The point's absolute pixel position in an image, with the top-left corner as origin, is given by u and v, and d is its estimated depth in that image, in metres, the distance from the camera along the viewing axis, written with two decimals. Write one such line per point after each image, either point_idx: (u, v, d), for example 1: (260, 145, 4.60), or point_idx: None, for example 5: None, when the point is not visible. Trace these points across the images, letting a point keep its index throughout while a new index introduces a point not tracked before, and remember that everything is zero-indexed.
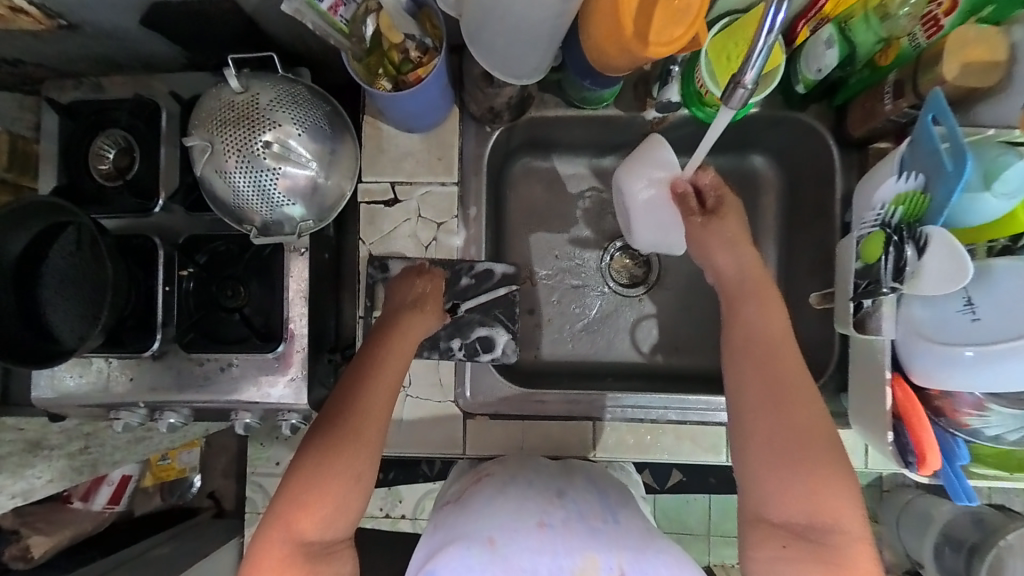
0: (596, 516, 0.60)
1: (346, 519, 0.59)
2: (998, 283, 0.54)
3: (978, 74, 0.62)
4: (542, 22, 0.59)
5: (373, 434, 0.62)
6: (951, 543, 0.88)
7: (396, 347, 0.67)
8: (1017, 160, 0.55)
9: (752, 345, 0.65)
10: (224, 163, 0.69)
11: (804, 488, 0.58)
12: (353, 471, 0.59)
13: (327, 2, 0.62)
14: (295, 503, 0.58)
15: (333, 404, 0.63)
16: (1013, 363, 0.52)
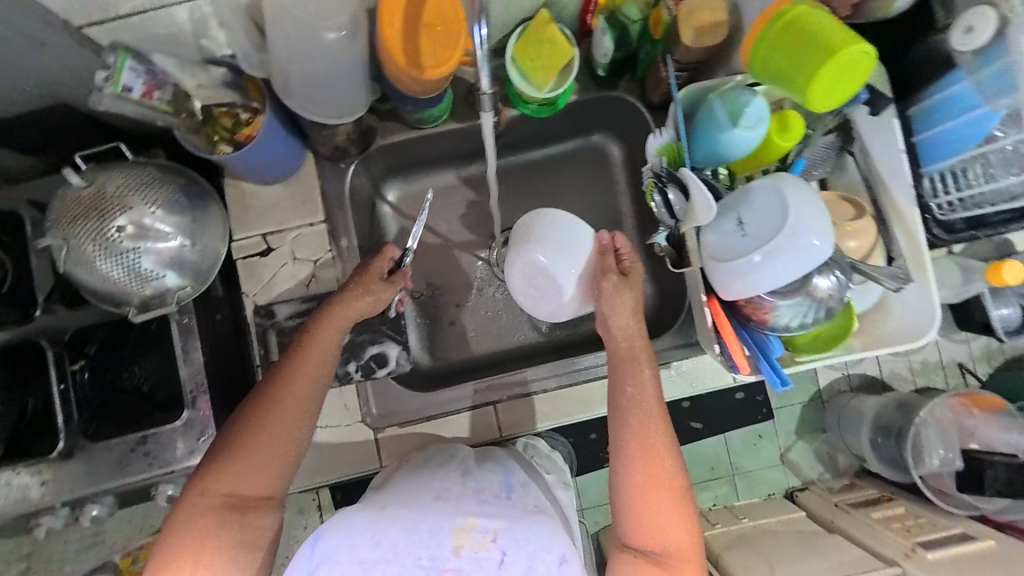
0: (492, 491, 0.65)
1: (268, 481, 0.64)
2: (757, 201, 0.62)
3: (710, 36, 0.71)
4: (339, 63, 0.66)
5: (307, 392, 0.67)
6: (882, 432, 0.96)
7: (332, 321, 0.72)
8: (752, 98, 0.66)
9: (627, 389, 0.69)
10: (85, 255, 0.73)
11: (652, 505, 0.64)
12: (280, 440, 0.65)
13: (136, 91, 0.65)
14: (222, 460, 0.63)
15: (269, 379, 0.68)
16: (775, 263, 0.60)
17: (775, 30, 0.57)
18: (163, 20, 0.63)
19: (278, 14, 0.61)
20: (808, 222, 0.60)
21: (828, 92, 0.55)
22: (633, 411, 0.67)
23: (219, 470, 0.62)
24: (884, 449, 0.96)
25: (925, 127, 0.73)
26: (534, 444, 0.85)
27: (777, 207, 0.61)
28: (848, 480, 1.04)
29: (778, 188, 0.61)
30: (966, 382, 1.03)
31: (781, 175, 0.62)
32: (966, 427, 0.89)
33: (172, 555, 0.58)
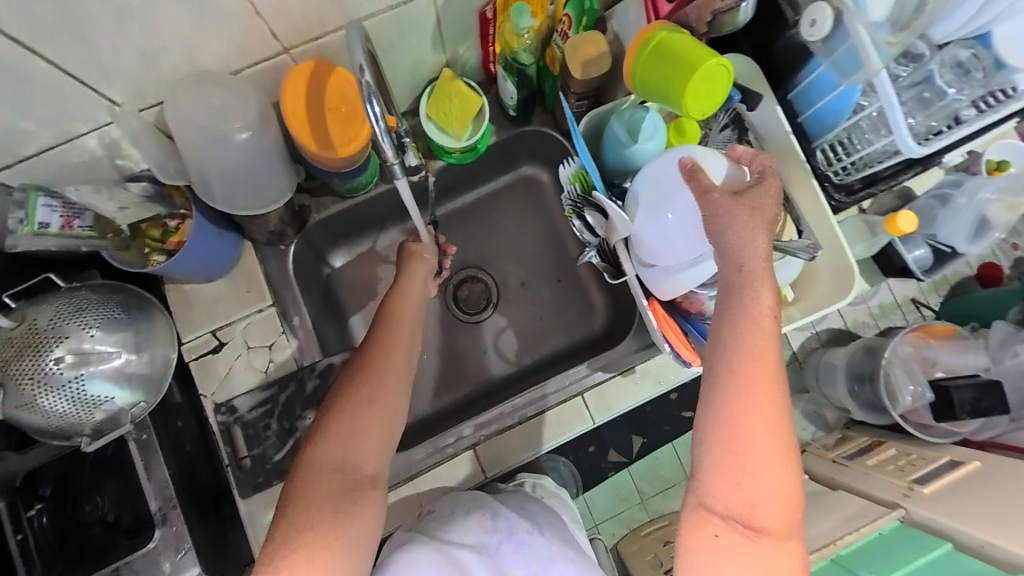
0: (523, 526, 0.69)
1: (376, 455, 0.62)
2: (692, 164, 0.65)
3: (597, 65, 0.76)
4: (251, 158, 0.68)
5: (393, 373, 0.65)
6: (858, 380, 0.99)
7: (405, 304, 0.73)
8: (646, 114, 0.71)
9: (744, 318, 0.55)
10: (25, 395, 0.71)
11: (743, 477, 0.54)
12: (387, 408, 0.63)
13: (54, 224, 0.66)
14: (324, 438, 0.61)
15: (362, 349, 0.67)
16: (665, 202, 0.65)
17: (645, 54, 0.62)
18: (75, 150, 0.66)
19: (182, 126, 0.63)
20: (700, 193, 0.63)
21: (702, 100, 0.60)
22: (738, 361, 0.55)
23: (323, 444, 0.60)
24: (862, 395, 0.99)
25: (805, 105, 0.78)
26: (543, 483, 0.81)
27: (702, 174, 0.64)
28: (840, 434, 1.05)
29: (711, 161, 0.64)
30: (923, 316, 1.07)
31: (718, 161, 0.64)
32: (926, 358, 0.97)
33: (292, 551, 0.55)
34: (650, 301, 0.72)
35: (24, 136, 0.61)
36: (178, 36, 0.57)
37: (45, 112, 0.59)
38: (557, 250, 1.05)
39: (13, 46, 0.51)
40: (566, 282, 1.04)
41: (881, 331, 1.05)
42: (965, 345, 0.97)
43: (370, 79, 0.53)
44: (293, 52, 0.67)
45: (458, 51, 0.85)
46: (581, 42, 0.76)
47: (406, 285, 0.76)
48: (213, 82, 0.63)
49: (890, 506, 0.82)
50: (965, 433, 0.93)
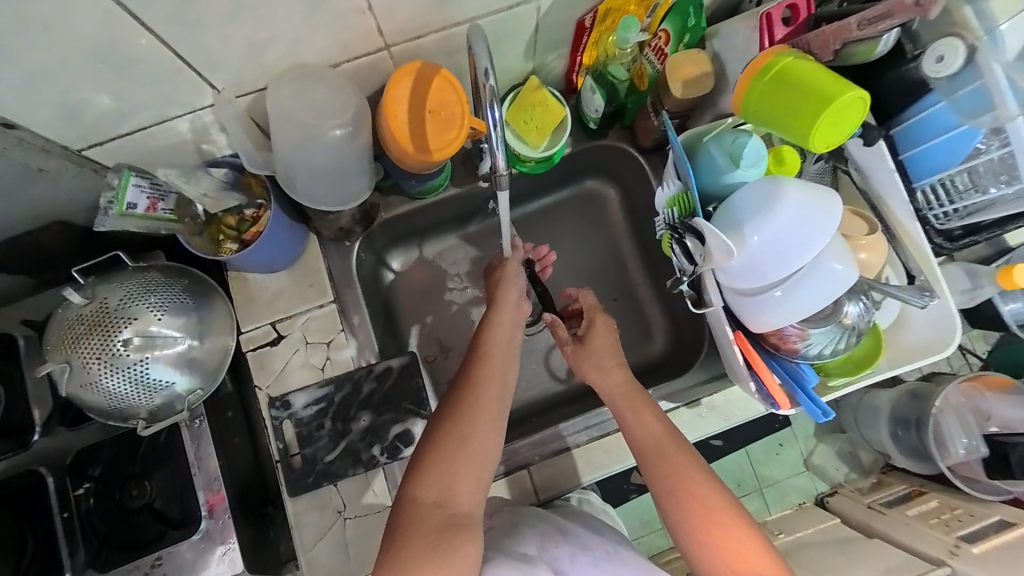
0: (596, 546, 0.68)
1: (472, 493, 0.59)
2: (796, 200, 0.59)
3: (696, 85, 0.74)
4: (344, 156, 0.67)
5: (490, 409, 0.63)
6: (902, 424, 0.98)
7: (498, 334, 0.71)
8: (749, 139, 0.68)
9: (625, 410, 0.71)
10: (89, 375, 0.70)
11: (717, 543, 0.62)
12: (483, 447, 0.61)
13: (141, 206, 0.65)
14: (424, 476, 0.59)
15: (455, 387, 0.66)
16: (769, 232, 0.60)
17: (764, 80, 0.59)
18: (165, 133, 0.64)
19: (280, 118, 0.62)
20: (802, 231, 0.59)
21: (829, 133, 0.57)
22: (642, 438, 0.68)
23: (425, 481, 0.59)
24: (905, 441, 0.97)
25: (910, 144, 0.74)
26: (590, 498, 0.82)
27: (809, 217, 0.59)
28: (876, 477, 1.05)
29: (819, 203, 0.60)
30: (971, 364, 1.04)
31: (823, 198, 0.60)
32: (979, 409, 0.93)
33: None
34: (736, 333, 0.68)
35: (119, 116, 0.59)
36: (288, 27, 0.56)
37: (146, 94, 0.57)
38: (617, 269, 1.02)
39: (130, 23, 0.49)
40: (623, 301, 1.00)
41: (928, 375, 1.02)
42: None
43: (494, 85, 0.51)
44: (393, 49, 0.65)
45: (546, 59, 0.82)
46: (682, 61, 0.74)
47: (501, 309, 0.73)
48: (314, 75, 0.62)
49: (935, 562, 0.78)
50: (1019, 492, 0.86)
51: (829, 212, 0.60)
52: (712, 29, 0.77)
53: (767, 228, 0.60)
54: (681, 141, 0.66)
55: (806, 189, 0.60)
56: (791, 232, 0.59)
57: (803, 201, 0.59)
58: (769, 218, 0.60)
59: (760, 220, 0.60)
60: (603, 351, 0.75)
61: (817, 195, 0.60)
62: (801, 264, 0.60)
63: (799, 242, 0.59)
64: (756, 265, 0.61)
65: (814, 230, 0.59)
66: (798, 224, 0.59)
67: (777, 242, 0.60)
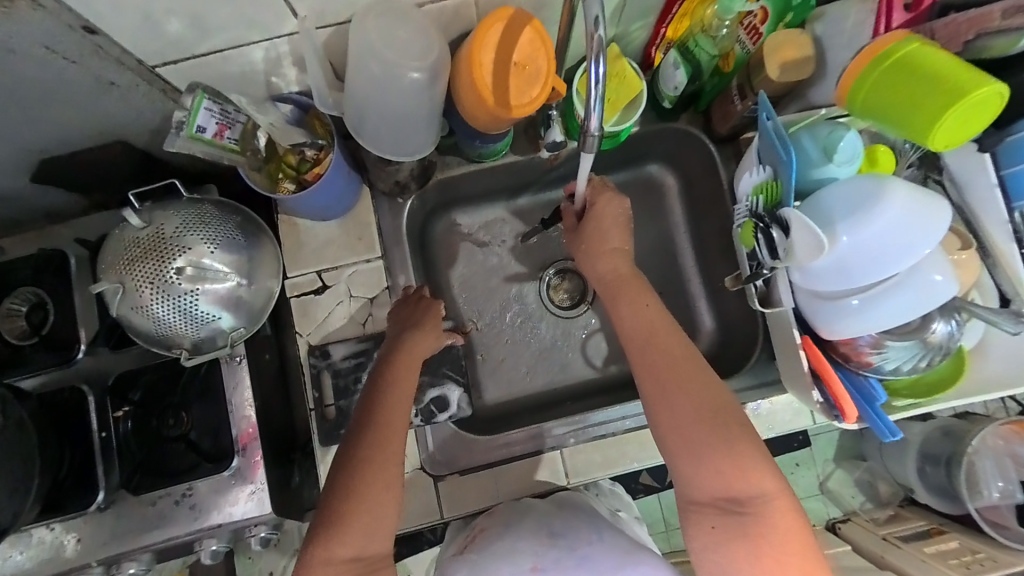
0: (583, 541, 0.67)
1: (386, 539, 0.64)
2: (902, 201, 0.55)
3: (794, 70, 0.69)
4: (419, 104, 0.64)
5: (392, 459, 0.65)
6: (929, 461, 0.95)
7: (402, 373, 0.72)
8: (847, 133, 0.63)
9: (628, 313, 0.72)
10: (140, 299, 0.70)
11: (705, 451, 0.62)
12: (380, 511, 0.64)
13: (210, 131, 0.64)
14: (334, 539, 0.62)
15: (357, 435, 0.67)
16: (870, 226, 0.55)
17: (884, 67, 0.55)
18: (239, 59, 0.62)
19: (361, 53, 0.59)
20: (904, 234, 0.55)
21: (951, 133, 0.52)
22: (643, 343, 0.69)
23: (337, 541, 0.61)
24: (932, 477, 0.94)
25: (1014, 159, 0.68)
26: (598, 483, 0.88)
27: (913, 221, 0.55)
28: (892, 511, 1.04)
29: (925, 208, 0.55)
30: None
31: (930, 203, 0.55)
32: None
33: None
34: (804, 339, 0.64)
35: (199, 34, 0.57)
36: None
37: (229, 14, 0.55)
38: (667, 261, 0.98)
39: None
40: (669, 296, 0.97)
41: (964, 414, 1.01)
42: None
43: (604, 35, 0.48)
44: None
45: (629, 28, 0.78)
46: (784, 40, 0.69)
47: (403, 350, 0.74)
48: (399, 13, 0.59)
49: None
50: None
51: (936, 221, 0.55)
52: (819, 10, 0.71)
53: (867, 222, 0.55)
54: (781, 121, 0.61)
55: (916, 193, 0.55)
56: (891, 237, 0.55)
57: (910, 201, 0.55)
58: (875, 215, 0.55)
59: (860, 211, 0.56)
60: (616, 275, 0.76)
61: (927, 200, 0.55)
62: (895, 272, 0.56)
63: (901, 244, 0.55)
64: (847, 261, 0.57)
65: (918, 234, 0.55)
66: (902, 224, 0.55)
67: (875, 241, 0.55)
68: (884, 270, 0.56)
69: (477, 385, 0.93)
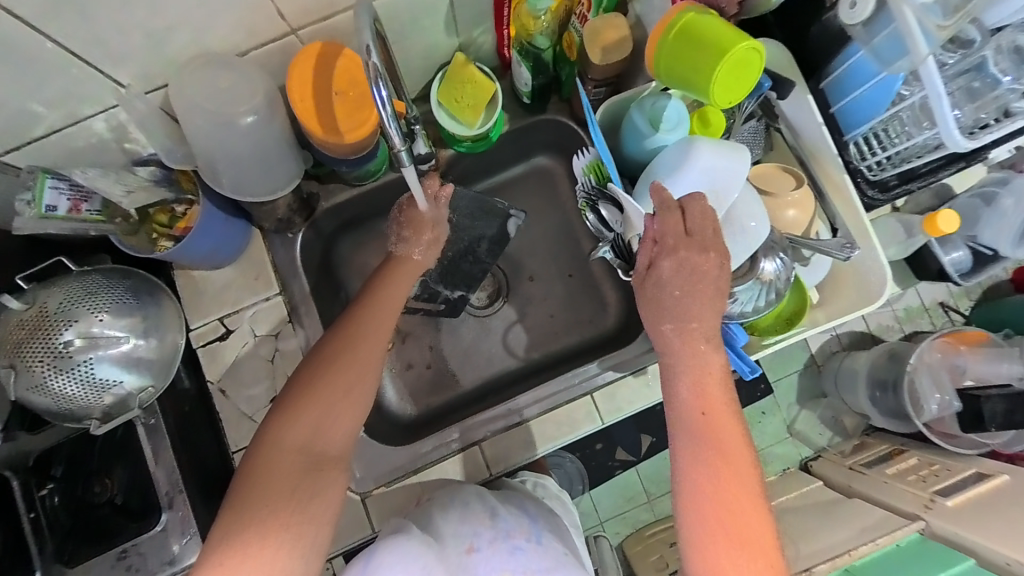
0: (520, 533, 0.70)
1: (342, 441, 0.66)
2: (702, 163, 0.59)
3: (617, 50, 0.73)
4: (263, 142, 0.67)
5: (364, 359, 0.68)
6: (878, 386, 0.98)
7: (390, 280, 0.76)
8: (669, 101, 0.67)
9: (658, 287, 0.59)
10: (36, 378, 0.72)
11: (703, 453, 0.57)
12: (336, 419, 0.65)
13: (62, 207, 0.66)
14: (288, 423, 0.64)
15: (334, 329, 0.70)
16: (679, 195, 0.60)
17: (669, 40, 0.58)
18: (83, 133, 0.65)
19: (188, 109, 0.62)
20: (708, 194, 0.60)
21: (730, 87, 0.57)
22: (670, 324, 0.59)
23: (290, 429, 0.64)
24: (884, 402, 0.98)
25: (839, 96, 0.72)
26: (545, 482, 0.82)
27: (715, 179, 0.59)
28: (859, 440, 1.05)
29: (723, 161, 0.59)
30: (952, 321, 1.05)
31: (725, 154, 0.59)
32: (954, 366, 0.93)
33: (252, 523, 0.60)
34: None
35: (32, 119, 0.60)
36: (186, 15, 0.55)
37: (51, 94, 0.58)
38: (571, 245, 1.02)
39: (18, 26, 0.50)
40: (577, 277, 1.01)
41: (905, 335, 1.05)
42: (997, 353, 0.92)
43: (378, 62, 0.51)
44: (300, 32, 0.64)
45: (472, 34, 0.82)
46: (602, 26, 0.73)
47: (384, 289, 0.75)
48: (219, 63, 0.62)
49: (910, 517, 0.83)
50: (994, 445, 0.91)
51: (735, 170, 0.59)
52: None
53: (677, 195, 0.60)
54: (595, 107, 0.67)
55: (713, 151, 0.59)
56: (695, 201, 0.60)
57: (710, 164, 0.59)
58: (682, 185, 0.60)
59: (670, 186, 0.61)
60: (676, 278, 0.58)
61: (726, 156, 0.59)
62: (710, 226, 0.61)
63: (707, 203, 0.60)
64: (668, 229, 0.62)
65: (721, 191, 0.60)
66: (705, 186, 0.60)
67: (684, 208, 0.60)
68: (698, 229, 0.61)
69: (407, 396, 0.96)
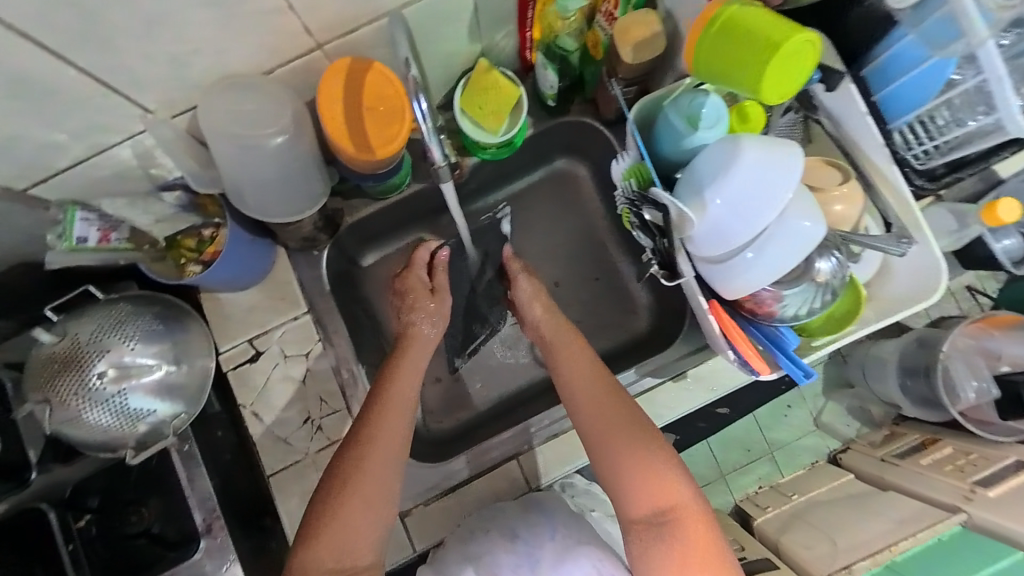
0: (540, 539, 0.69)
1: (373, 551, 0.61)
2: (748, 157, 0.57)
3: (646, 47, 0.71)
4: (291, 163, 0.65)
5: (379, 476, 0.62)
6: (910, 373, 0.95)
7: (401, 376, 0.70)
8: (706, 98, 0.65)
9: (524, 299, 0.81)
10: (70, 411, 0.71)
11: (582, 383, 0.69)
12: (362, 534, 0.60)
13: (91, 238, 0.65)
14: (314, 546, 0.59)
15: (348, 440, 0.65)
16: (729, 190, 0.57)
17: (710, 35, 0.56)
18: (108, 161, 0.63)
19: (215, 133, 0.60)
20: (760, 187, 0.56)
21: (779, 83, 0.54)
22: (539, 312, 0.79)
23: (316, 553, 0.58)
24: (915, 390, 0.95)
25: (881, 83, 0.69)
26: (572, 481, 0.83)
27: (768, 175, 0.56)
28: (888, 430, 1.04)
29: (772, 157, 0.56)
30: (980, 303, 1.02)
31: (774, 148, 0.57)
32: (988, 349, 0.90)
33: None
34: (711, 304, 0.65)
35: (56, 149, 0.58)
36: (211, 37, 0.54)
37: (76, 123, 0.56)
38: (595, 248, 0.99)
39: (43, 56, 0.48)
40: (604, 280, 0.98)
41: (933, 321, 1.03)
42: None
43: (418, 75, 0.51)
44: (325, 48, 0.62)
45: (494, 38, 0.79)
46: (631, 23, 0.71)
47: (392, 385, 0.68)
48: (245, 85, 0.60)
49: (951, 510, 0.78)
50: None
51: (787, 165, 0.56)
52: None
53: (724, 187, 0.57)
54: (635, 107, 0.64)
55: (755, 146, 0.57)
56: (749, 191, 0.57)
57: (756, 157, 0.57)
58: (728, 176, 0.57)
59: (715, 183, 0.58)
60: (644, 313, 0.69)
61: (774, 149, 0.57)
62: (765, 224, 0.57)
63: (760, 198, 0.57)
64: (719, 229, 0.59)
65: (776, 185, 0.56)
66: (750, 178, 0.56)
67: (734, 202, 0.57)
68: (754, 224, 0.57)
69: (437, 409, 0.94)
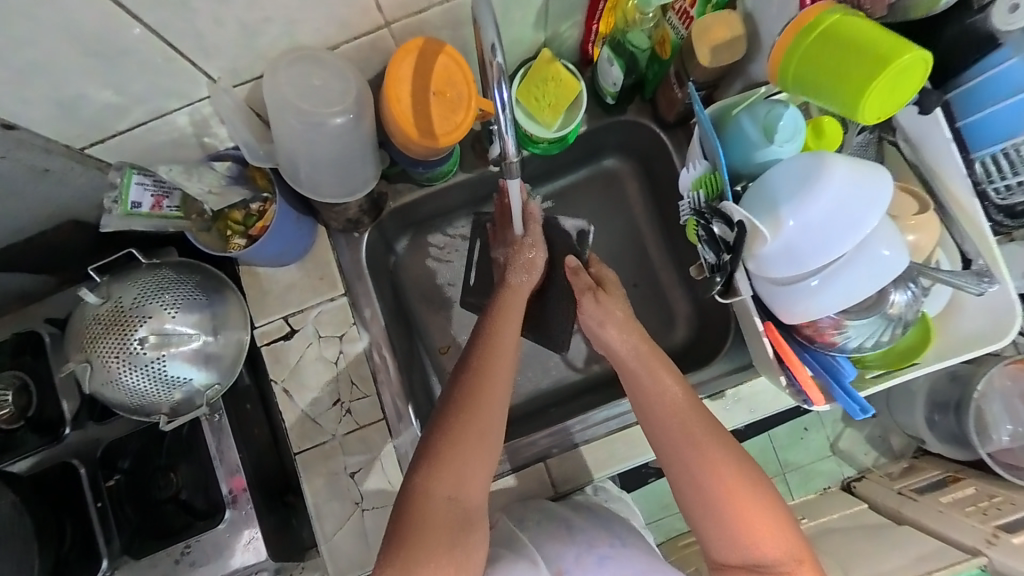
0: (602, 541, 0.66)
1: (484, 489, 0.59)
2: (833, 174, 0.54)
3: (727, 49, 0.68)
4: (350, 143, 0.64)
5: (488, 418, 0.60)
6: (939, 408, 0.92)
7: (505, 320, 0.70)
8: (786, 110, 0.61)
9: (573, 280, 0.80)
10: (109, 372, 0.71)
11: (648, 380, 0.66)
12: (478, 470, 0.58)
13: (145, 204, 0.65)
14: (436, 473, 0.58)
15: (461, 371, 0.64)
16: (814, 207, 0.54)
17: (807, 42, 0.54)
18: (166, 127, 0.62)
19: (278, 106, 0.59)
20: (845, 207, 0.54)
21: (883, 103, 0.52)
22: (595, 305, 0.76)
23: (437, 478, 0.57)
24: (943, 426, 0.91)
25: (970, 110, 0.65)
26: (606, 486, 0.82)
27: (857, 195, 0.54)
28: (907, 463, 0.99)
29: (859, 176, 0.54)
30: None
31: (857, 166, 0.55)
32: None
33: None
34: (766, 326, 0.63)
35: (119, 110, 0.57)
36: (284, 7, 0.52)
37: (141, 86, 0.55)
38: (635, 254, 0.97)
39: (118, 14, 0.46)
40: (642, 287, 0.96)
41: None
42: None
43: (501, 62, 0.51)
44: (394, 26, 0.60)
45: (560, 28, 0.76)
46: (711, 24, 0.68)
47: (501, 328, 0.69)
48: (311, 59, 0.58)
49: (970, 551, 0.73)
50: None
51: (871, 187, 0.54)
52: None
53: (806, 201, 0.54)
54: (709, 114, 0.61)
55: (840, 163, 0.54)
56: (832, 209, 0.54)
57: (842, 174, 0.54)
58: (815, 189, 0.54)
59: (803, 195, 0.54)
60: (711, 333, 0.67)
61: (860, 169, 0.55)
62: (843, 251, 0.55)
63: (846, 213, 0.54)
64: (800, 246, 0.55)
65: (860, 206, 0.54)
66: (838, 195, 0.54)
67: (816, 220, 0.54)
68: (834, 247, 0.54)
69: None
